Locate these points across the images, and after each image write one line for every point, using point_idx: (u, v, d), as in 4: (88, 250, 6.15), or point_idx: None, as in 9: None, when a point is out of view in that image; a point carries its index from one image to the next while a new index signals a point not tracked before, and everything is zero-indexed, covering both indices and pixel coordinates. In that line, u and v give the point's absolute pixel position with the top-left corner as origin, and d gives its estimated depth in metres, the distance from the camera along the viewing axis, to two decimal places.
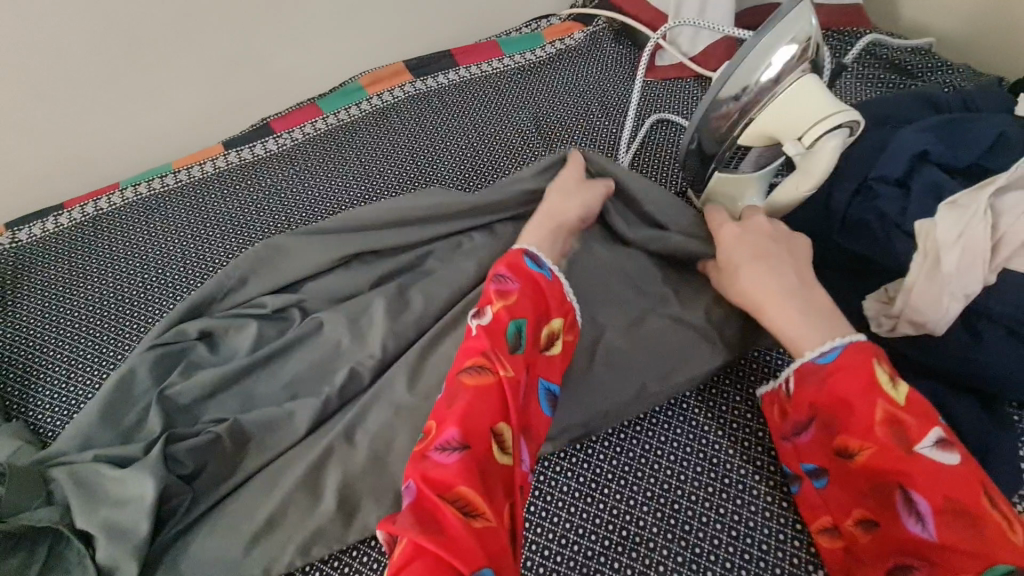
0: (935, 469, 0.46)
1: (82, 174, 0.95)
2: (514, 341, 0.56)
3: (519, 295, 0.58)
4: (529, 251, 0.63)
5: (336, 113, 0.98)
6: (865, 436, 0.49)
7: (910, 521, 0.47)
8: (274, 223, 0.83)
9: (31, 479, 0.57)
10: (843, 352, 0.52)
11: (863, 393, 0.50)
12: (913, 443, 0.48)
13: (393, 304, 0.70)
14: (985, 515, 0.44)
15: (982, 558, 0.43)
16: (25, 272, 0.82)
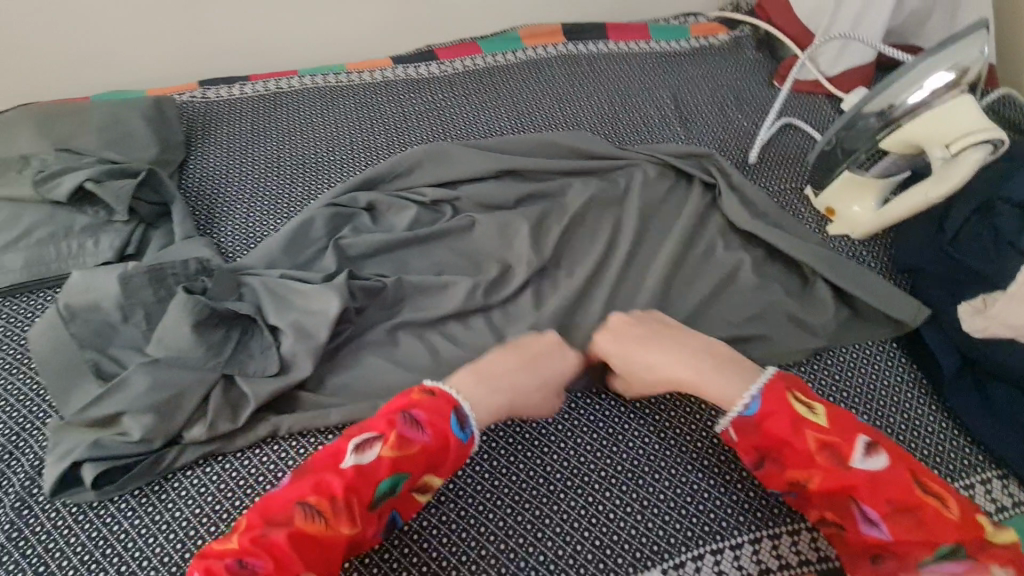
0: (872, 479, 0.54)
1: (264, 56, 1.07)
2: (382, 493, 0.54)
3: (421, 450, 0.55)
4: (461, 407, 0.59)
5: (493, 55, 1.08)
6: (811, 467, 0.55)
7: (866, 524, 0.54)
8: (432, 134, 0.94)
9: (232, 279, 0.68)
10: (764, 398, 0.58)
11: (794, 431, 0.56)
12: (847, 459, 0.55)
13: (538, 219, 0.79)
14: (921, 504, 0.52)
15: (928, 543, 0.51)
16: (213, 123, 0.93)
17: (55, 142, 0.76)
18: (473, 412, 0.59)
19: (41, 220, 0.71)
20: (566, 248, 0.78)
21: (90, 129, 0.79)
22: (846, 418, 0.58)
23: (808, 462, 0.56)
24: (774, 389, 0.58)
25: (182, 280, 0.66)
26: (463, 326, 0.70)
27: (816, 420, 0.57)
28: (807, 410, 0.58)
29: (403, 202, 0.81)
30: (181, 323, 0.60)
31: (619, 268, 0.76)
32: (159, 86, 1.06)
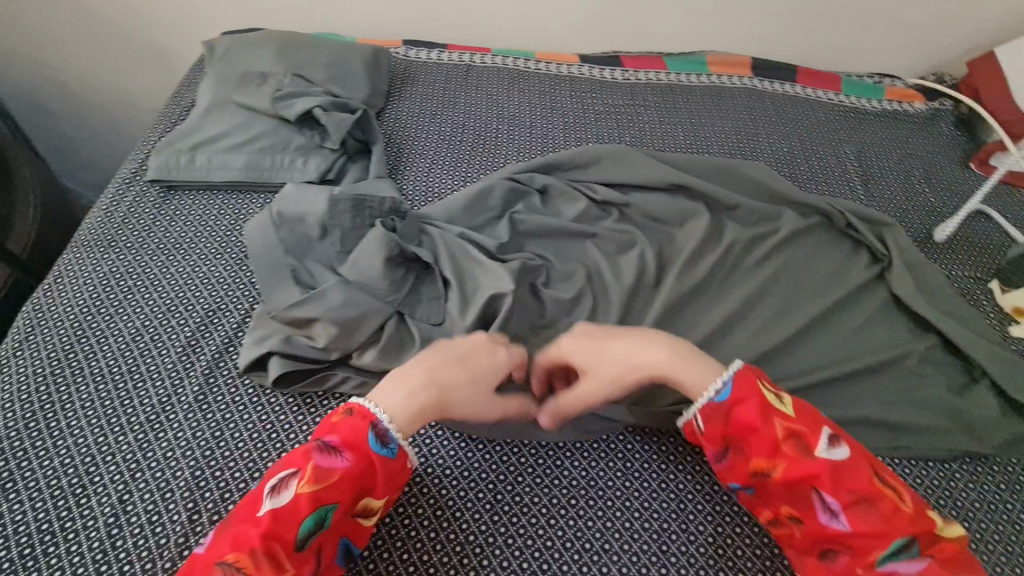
0: (834, 466, 0.50)
1: (462, 30, 1.13)
2: (305, 534, 0.48)
3: (342, 476, 0.50)
4: (381, 423, 0.53)
5: (677, 73, 1.09)
6: (774, 454, 0.52)
7: (825, 516, 0.50)
8: (608, 135, 0.95)
9: (416, 225, 0.73)
10: (735, 385, 0.55)
11: (762, 416, 0.53)
12: (812, 447, 0.51)
13: (707, 242, 0.78)
14: (881, 496, 0.49)
15: (885, 537, 0.48)
16: (411, 80, 1.00)
17: (290, 69, 0.85)
18: (393, 426, 0.54)
19: (267, 131, 0.79)
20: (730, 277, 0.76)
21: (320, 62, 0.87)
22: (813, 411, 0.55)
23: (771, 449, 0.52)
24: (744, 376, 0.55)
25: (378, 215, 0.71)
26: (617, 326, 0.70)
27: (783, 409, 0.54)
28: (776, 400, 0.55)
29: (575, 194, 0.83)
30: (375, 255, 0.66)
31: (781, 312, 0.74)
32: (365, 36, 1.15)
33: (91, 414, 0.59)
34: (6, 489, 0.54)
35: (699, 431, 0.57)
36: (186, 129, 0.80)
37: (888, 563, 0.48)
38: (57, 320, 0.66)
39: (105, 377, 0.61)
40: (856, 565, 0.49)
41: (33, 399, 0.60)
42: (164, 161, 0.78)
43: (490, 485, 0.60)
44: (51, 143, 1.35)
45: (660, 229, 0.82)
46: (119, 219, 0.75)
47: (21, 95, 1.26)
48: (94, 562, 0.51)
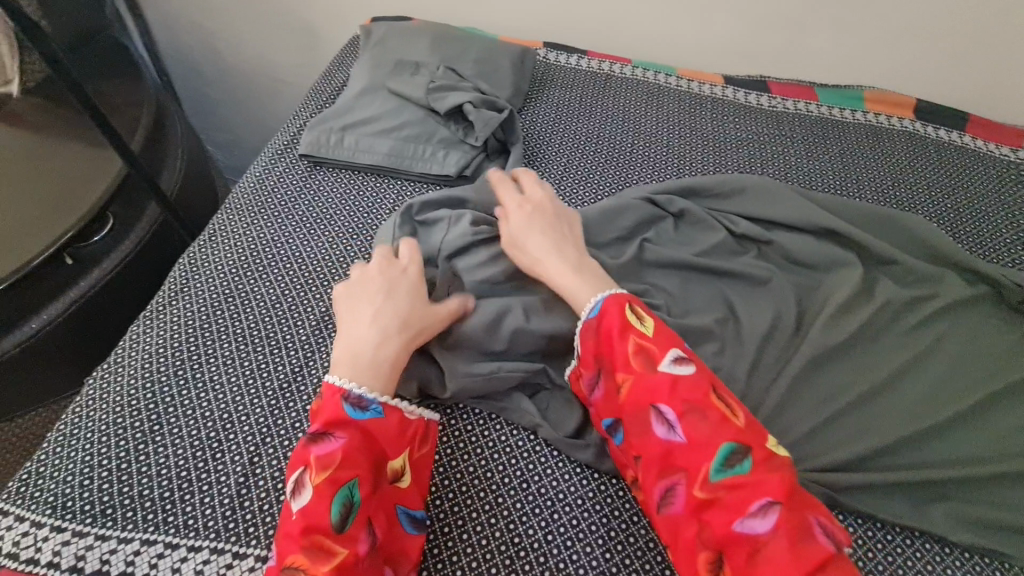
0: (674, 380, 0.51)
1: (604, 37, 1.11)
2: (342, 517, 0.48)
3: (344, 453, 0.50)
4: (350, 393, 0.53)
5: (830, 106, 1.01)
6: (624, 371, 0.54)
7: (662, 429, 0.51)
8: (750, 164, 0.90)
9: None
10: (602, 308, 0.57)
11: (619, 334, 0.55)
12: (657, 362, 0.53)
13: (855, 297, 0.72)
14: (711, 409, 0.50)
15: (712, 447, 0.48)
16: (550, 83, 0.98)
17: (443, 62, 0.86)
18: (365, 391, 0.54)
19: (415, 121, 0.80)
20: (879, 340, 0.69)
21: (470, 57, 0.88)
22: (671, 336, 0.56)
23: (621, 365, 0.54)
24: (615, 299, 0.57)
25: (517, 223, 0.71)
26: (751, 371, 0.65)
27: (643, 329, 0.56)
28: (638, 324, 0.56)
29: (712, 224, 0.78)
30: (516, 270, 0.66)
31: (937, 387, 0.66)
32: (505, 34, 1.15)
33: (231, 371, 0.61)
34: (153, 430, 0.57)
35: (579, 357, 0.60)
36: (339, 109, 0.82)
37: (721, 476, 0.47)
38: (208, 276, 0.69)
39: (246, 338, 0.64)
40: (695, 488, 0.48)
41: (181, 347, 0.63)
42: (316, 137, 0.80)
43: (603, 520, 0.56)
44: (199, 104, 1.46)
45: (802, 275, 0.75)
46: (269, 188, 0.78)
47: (182, 55, 1.37)
48: (223, 518, 0.52)
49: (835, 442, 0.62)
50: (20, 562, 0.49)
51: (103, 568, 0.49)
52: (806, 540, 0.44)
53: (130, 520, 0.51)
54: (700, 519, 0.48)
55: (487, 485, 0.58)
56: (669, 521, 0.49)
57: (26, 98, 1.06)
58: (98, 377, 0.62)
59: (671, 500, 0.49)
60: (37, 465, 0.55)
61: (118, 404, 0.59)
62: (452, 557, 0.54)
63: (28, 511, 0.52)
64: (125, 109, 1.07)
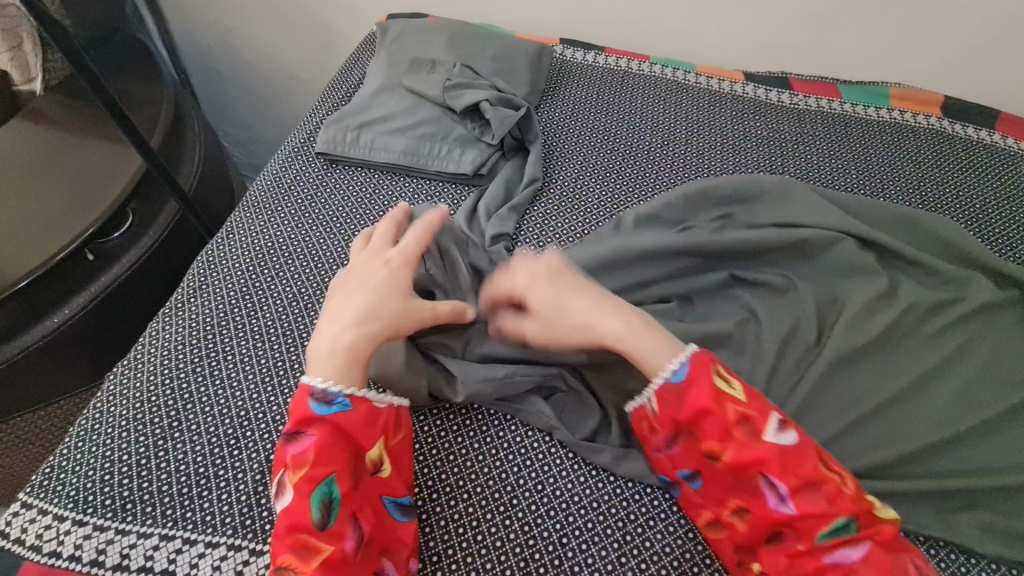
0: (782, 451, 0.49)
1: (621, 33, 1.09)
2: (323, 515, 0.48)
3: (316, 450, 0.49)
4: (313, 388, 0.52)
5: (853, 104, 0.99)
6: (724, 442, 0.51)
7: (773, 500, 0.49)
8: (771, 163, 0.88)
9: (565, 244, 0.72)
10: (691, 368, 0.53)
11: (715, 399, 0.51)
12: (761, 432, 0.50)
13: (880, 300, 0.70)
14: (825, 480, 0.48)
15: (829, 518, 0.47)
16: (567, 80, 0.97)
17: (459, 59, 0.86)
18: (327, 384, 0.53)
19: (430, 119, 0.80)
20: (904, 345, 0.68)
21: (487, 55, 0.87)
22: (757, 393, 0.53)
23: (721, 435, 0.51)
24: (699, 359, 0.53)
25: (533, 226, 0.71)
26: (771, 374, 0.64)
27: (735, 392, 0.52)
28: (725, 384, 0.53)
29: (732, 224, 0.77)
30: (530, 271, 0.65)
31: (963, 394, 0.64)
32: (521, 30, 1.14)
33: (248, 368, 0.62)
34: (172, 427, 0.57)
35: (653, 411, 0.55)
36: (355, 107, 0.82)
37: (830, 539, 0.47)
38: (226, 274, 0.70)
39: (263, 336, 0.64)
40: (800, 545, 0.48)
41: (200, 345, 0.64)
42: (332, 135, 0.80)
43: (620, 524, 0.56)
44: (217, 101, 1.48)
45: (825, 276, 0.74)
46: (286, 187, 0.78)
47: (199, 53, 1.38)
48: (240, 515, 0.52)
49: (858, 447, 0.60)
50: (42, 555, 0.50)
51: (124, 563, 0.50)
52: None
53: (150, 515, 0.52)
54: (802, 574, 0.48)
55: (501, 486, 0.58)
56: (768, 567, 0.50)
57: (48, 96, 1.08)
58: (120, 373, 0.62)
59: (775, 552, 0.50)
60: (59, 459, 0.56)
61: (138, 400, 0.59)
62: (467, 557, 0.54)
63: (51, 504, 0.52)
64: (144, 106, 1.08)
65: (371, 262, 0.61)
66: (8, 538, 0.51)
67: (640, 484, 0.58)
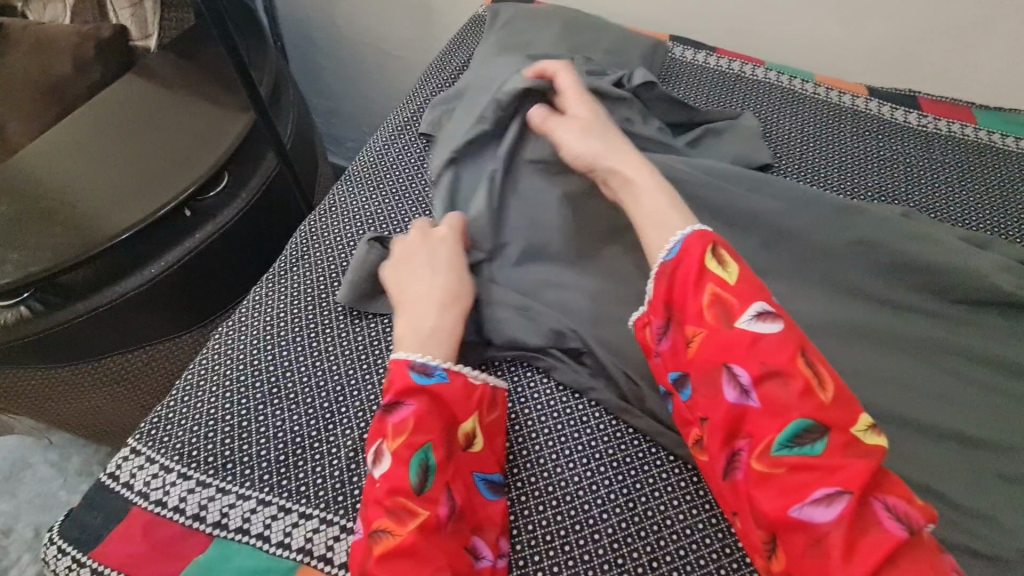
0: (752, 338, 0.49)
1: (735, 34, 1.04)
2: (421, 478, 0.49)
3: (416, 414, 0.51)
4: (415, 360, 0.54)
5: (990, 131, 0.90)
6: (696, 322, 0.52)
7: (734, 394, 0.49)
8: (893, 191, 0.81)
9: None
10: (682, 247, 0.55)
11: (696, 279, 0.53)
12: (734, 319, 0.50)
13: (1010, 351, 0.64)
14: (795, 376, 0.47)
15: (789, 419, 0.47)
16: (676, 79, 0.93)
17: (571, 49, 0.83)
18: (427, 357, 0.55)
19: None
20: None
21: (601, 46, 0.84)
22: (756, 283, 0.52)
23: (695, 314, 0.52)
24: (693, 236, 0.54)
25: None
26: (882, 419, 0.60)
27: (727, 276, 0.52)
28: (719, 267, 0.53)
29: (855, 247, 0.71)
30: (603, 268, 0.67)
31: None
32: (627, 23, 1.10)
33: (345, 343, 0.62)
34: (271, 392, 0.58)
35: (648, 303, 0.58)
36: (463, 89, 0.81)
37: (787, 452, 0.46)
38: (326, 246, 0.70)
39: (359, 311, 0.64)
40: (758, 462, 0.47)
41: (298, 313, 0.64)
42: (437, 117, 0.79)
43: (713, 556, 0.53)
44: (309, 71, 1.50)
45: (953, 319, 0.67)
46: (387, 164, 0.78)
47: (299, 20, 1.40)
48: (333, 490, 0.52)
49: (979, 514, 0.55)
50: (149, 502, 0.52)
51: (222, 521, 0.51)
52: (873, 530, 0.44)
53: (248, 478, 0.53)
54: (754, 494, 0.47)
55: (592, 498, 0.56)
56: (733, 490, 0.49)
57: (161, 53, 1.12)
58: (222, 334, 0.64)
59: (735, 469, 0.49)
60: (166, 410, 0.58)
61: (240, 362, 0.61)
62: (553, 566, 0.53)
63: (158, 454, 0.54)
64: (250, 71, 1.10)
65: (427, 242, 0.63)
66: (118, 480, 0.53)
67: None
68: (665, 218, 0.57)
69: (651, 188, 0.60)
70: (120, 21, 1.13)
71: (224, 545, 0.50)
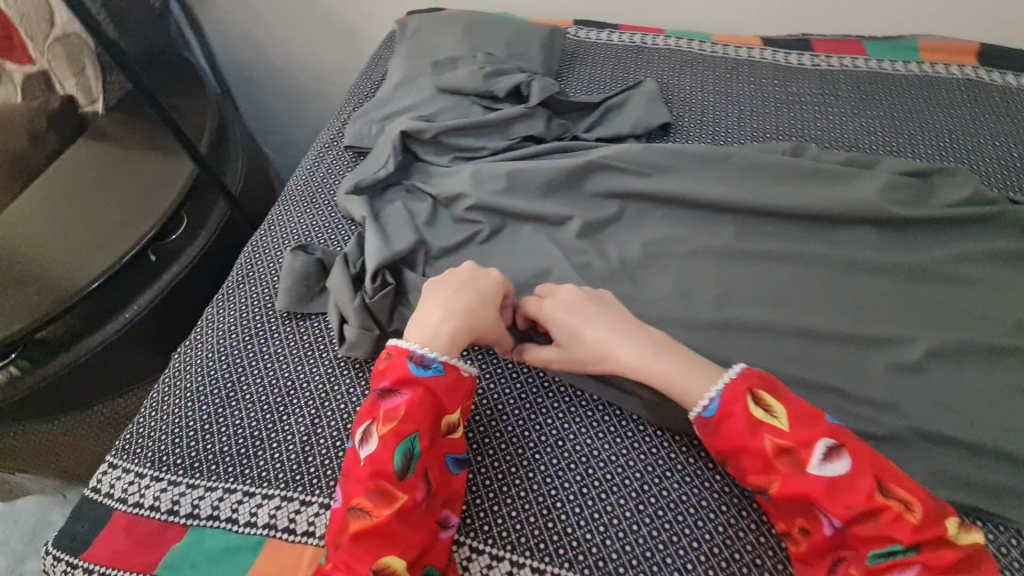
0: (829, 483, 0.50)
1: (637, 9, 1.10)
2: (404, 465, 0.52)
3: (409, 407, 0.54)
4: (416, 353, 0.57)
5: (880, 60, 0.95)
6: (769, 472, 0.52)
7: (826, 526, 0.50)
8: (790, 128, 0.86)
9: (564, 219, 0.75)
10: (724, 398, 0.55)
11: (750, 434, 0.53)
12: (805, 465, 0.51)
13: (898, 255, 0.70)
14: (881, 507, 0.48)
15: (879, 538, 0.48)
16: (581, 58, 0.99)
17: (474, 48, 0.89)
18: (430, 352, 0.58)
19: (448, 105, 0.82)
20: (929, 300, 0.67)
21: (501, 41, 0.90)
22: (811, 416, 0.53)
23: (767, 467, 0.52)
24: (730, 389, 0.55)
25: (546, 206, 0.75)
26: (787, 333, 0.65)
27: (781, 427, 0.52)
28: (766, 413, 0.53)
29: (751, 183, 0.76)
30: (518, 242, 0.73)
31: (988, 345, 0.63)
32: (537, 16, 1.17)
33: (292, 342, 0.68)
34: (230, 397, 0.64)
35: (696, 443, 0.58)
36: (380, 101, 0.87)
37: (879, 560, 0.47)
38: (268, 259, 0.76)
39: (301, 314, 0.70)
40: (856, 573, 0.48)
41: (247, 325, 0.70)
42: (359, 129, 0.85)
43: (637, 475, 0.59)
44: (257, 110, 1.57)
45: (847, 234, 0.72)
46: (319, 177, 0.84)
47: (238, 62, 1.47)
48: (291, 470, 0.58)
49: (880, 404, 0.60)
50: (128, 505, 0.58)
51: (195, 511, 0.57)
52: None
53: (214, 472, 0.59)
54: None
55: (526, 442, 0.62)
56: None
57: (109, 114, 1.19)
58: (183, 353, 0.70)
59: None
60: (138, 427, 0.64)
61: (199, 375, 0.67)
62: (493, 507, 0.58)
63: (133, 464, 0.60)
64: (193, 117, 1.17)
65: (473, 274, 0.65)
66: (99, 492, 0.59)
67: (658, 440, 0.62)
68: (675, 376, 0.57)
69: (638, 349, 0.60)
70: (66, 91, 1.21)
71: (197, 531, 0.56)
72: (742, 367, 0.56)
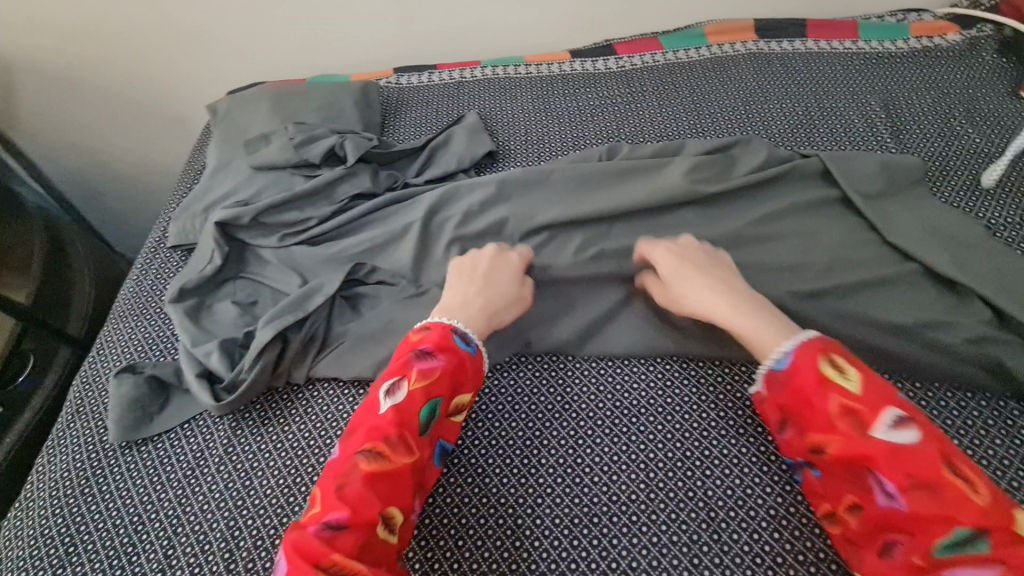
0: (896, 449, 0.47)
1: (454, 47, 1.13)
2: (426, 422, 0.55)
3: (442, 372, 0.56)
4: (458, 328, 0.61)
5: (674, 51, 1.03)
6: (829, 431, 0.50)
7: (882, 498, 0.48)
8: (605, 130, 0.91)
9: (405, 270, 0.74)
10: (795, 355, 0.54)
11: (819, 389, 0.51)
12: (870, 427, 0.48)
13: (715, 227, 0.75)
14: (947, 483, 0.45)
15: (947, 522, 0.44)
16: (405, 105, 1.00)
17: (287, 120, 0.88)
18: (469, 329, 0.63)
19: (268, 184, 0.81)
20: (748, 263, 0.72)
21: (314, 107, 0.90)
22: (885, 387, 0.50)
23: (826, 426, 0.51)
24: (805, 346, 0.54)
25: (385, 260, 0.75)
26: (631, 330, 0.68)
27: (851, 383, 0.51)
28: (839, 374, 0.51)
29: (575, 192, 0.79)
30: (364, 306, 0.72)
31: (803, 291, 0.68)
32: (361, 70, 1.18)
33: (135, 472, 0.63)
34: (70, 551, 0.58)
35: (762, 396, 0.58)
36: (199, 192, 0.84)
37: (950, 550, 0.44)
38: (100, 387, 0.70)
39: (144, 439, 0.65)
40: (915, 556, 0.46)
41: (83, 467, 0.64)
42: (183, 226, 0.81)
43: (511, 511, 0.59)
44: (105, 216, 1.47)
45: (669, 219, 0.77)
46: (147, 285, 0.79)
47: (69, 174, 1.37)
48: None
49: None
50: None
51: None
52: None
53: None
54: None
55: None
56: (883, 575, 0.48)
57: None
58: (14, 517, 0.63)
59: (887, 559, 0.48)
60: None
61: (32, 538, 0.60)
62: None
63: None
64: (16, 245, 1.07)
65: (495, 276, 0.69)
66: None
67: (524, 469, 0.62)
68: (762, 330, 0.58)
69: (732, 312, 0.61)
70: None
71: None
72: (814, 331, 0.56)
